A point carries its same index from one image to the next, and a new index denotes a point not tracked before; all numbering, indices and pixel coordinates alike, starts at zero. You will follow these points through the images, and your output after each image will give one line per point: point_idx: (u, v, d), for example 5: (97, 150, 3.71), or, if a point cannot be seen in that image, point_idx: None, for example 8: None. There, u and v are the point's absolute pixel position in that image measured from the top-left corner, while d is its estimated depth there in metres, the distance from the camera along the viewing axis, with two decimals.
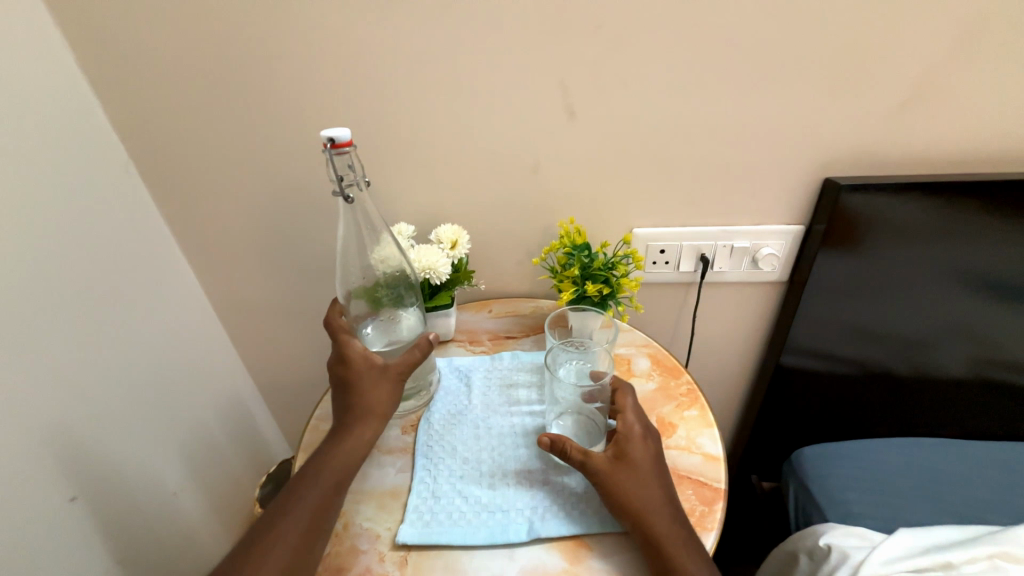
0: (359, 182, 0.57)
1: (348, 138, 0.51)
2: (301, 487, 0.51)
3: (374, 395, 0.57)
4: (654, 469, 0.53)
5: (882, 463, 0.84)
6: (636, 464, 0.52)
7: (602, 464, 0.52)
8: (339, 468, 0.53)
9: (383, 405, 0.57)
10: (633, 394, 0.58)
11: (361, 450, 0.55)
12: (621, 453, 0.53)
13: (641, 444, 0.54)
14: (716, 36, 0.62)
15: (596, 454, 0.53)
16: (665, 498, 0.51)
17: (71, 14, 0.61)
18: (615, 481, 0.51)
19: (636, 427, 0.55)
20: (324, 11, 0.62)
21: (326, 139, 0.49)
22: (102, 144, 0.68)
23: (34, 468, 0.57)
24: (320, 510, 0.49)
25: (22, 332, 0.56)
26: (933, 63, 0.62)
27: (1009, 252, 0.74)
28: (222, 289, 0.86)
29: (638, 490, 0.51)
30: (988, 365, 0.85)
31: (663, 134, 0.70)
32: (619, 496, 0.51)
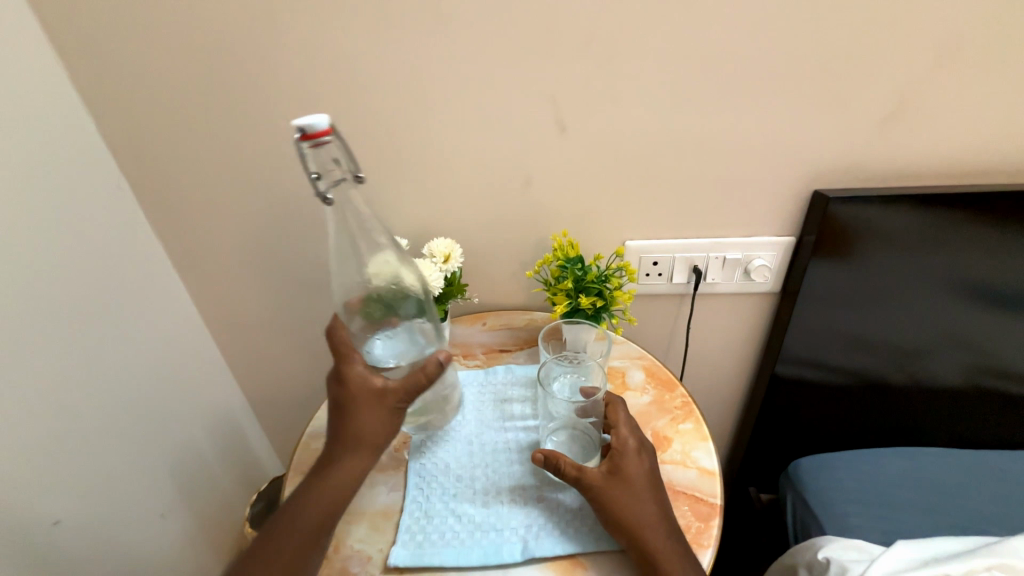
0: (342, 176, 0.56)
1: (324, 128, 0.48)
2: (289, 514, 0.52)
3: (370, 424, 0.54)
4: (649, 483, 0.53)
5: (879, 474, 0.85)
6: (631, 480, 0.52)
7: (596, 480, 0.52)
8: (327, 502, 0.52)
9: (378, 436, 0.55)
10: (625, 406, 0.58)
11: (352, 482, 0.54)
12: (617, 467, 0.52)
13: (636, 458, 0.53)
14: (705, 50, 0.63)
15: (591, 470, 0.52)
16: (661, 513, 0.51)
17: (76, 43, 0.64)
18: (611, 497, 0.51)
19: (631, 441, 0.54)
20: (319, 39, 0.64)
21: (298, 129, 0.47)
22: (96, 163, 0.70)
23: (20, 493, 0.59)
24: (305, 545, 0.50)
25: (14, 360, 0.59)
26: (915, 77, 0.64)
27: (998, 263, 0.75)
28: (222, 307, 0.89)
29: (634, 506, 0.50)
30: (981, 373, 0.87)
31: (652, 148, 0.70)
32: (615, 512, 0.50)
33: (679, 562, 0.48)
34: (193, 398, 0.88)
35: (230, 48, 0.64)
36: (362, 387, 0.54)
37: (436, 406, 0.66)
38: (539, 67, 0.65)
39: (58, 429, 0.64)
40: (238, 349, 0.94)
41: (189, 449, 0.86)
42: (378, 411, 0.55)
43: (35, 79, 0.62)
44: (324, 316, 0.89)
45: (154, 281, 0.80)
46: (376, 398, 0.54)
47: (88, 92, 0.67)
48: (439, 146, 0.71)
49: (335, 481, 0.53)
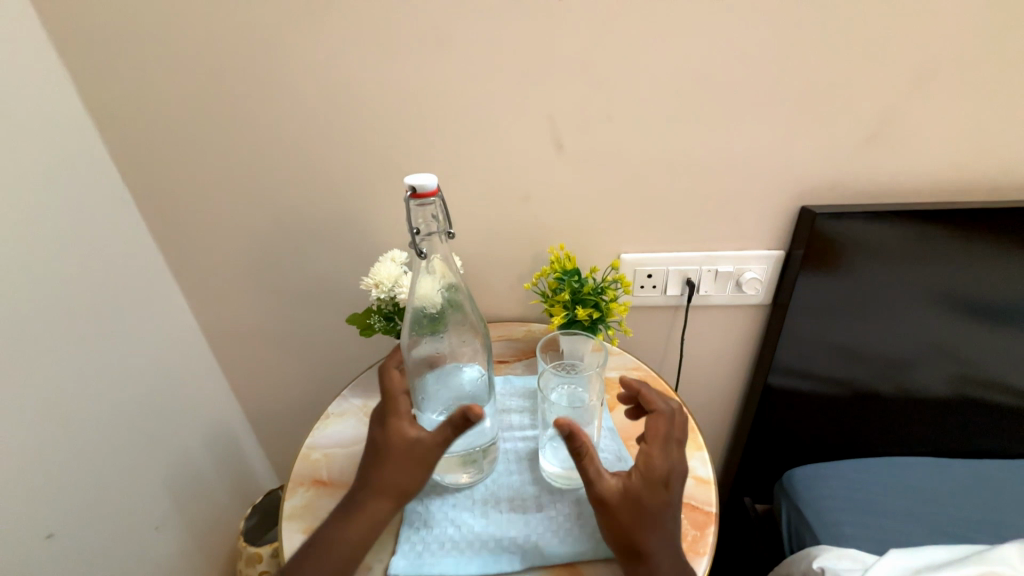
0: (441, 234, 0.54)
1: (433, 188, 0.48)
2: (304, 557, 0.50)
3: (401, 475, 0.52)
4: (668, 514, 0.49)
5: (871, 485, 0.86)
6: (644, 507, 0.48)
7: (612, 493, 0.48)
8: (342, 552, 0.50)
9: (407, 488, 0.52)
10: (668, 423, 0.53)
11: (371, 532, 0.51)
12: (639, 490, 0.48)
13: (662, 485, 0.49)
14: (694, 72, 0.66)
15: (611, 482, 0.49)
16: (670, 544, 0.48)
17: (84, 62, 0.66)
18: (624, 516, 0.48)
19: (663, 466, 0.50)
20: (322, 60, 0.66)
21: (409, 187, 0.48)
22: (101, 177, 0.72)
23: (14, 507, 0.58)
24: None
25: (15, 370, 0.59)
26: (894, 100, 0.67)
27: (982, 276, 0.77)
28: (220, 319, 0.89)
29: (646, 534, 0.47)
30: (969, 384, 0.89)
31: (643, 165, 0.73)
32: (621, 530, 0.48)
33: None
34: (191, 409, 0.88)
35: (236, 65, 0.66)
36: (397, 436, 0.53)
37: (474, 461, 0.60)
38: (535, 84, 0.67)
39: (54, 439, 0.64)
40: (236, 360, 0.94)
41: (184, 461, 0.86)
42: (409, 462, 0.52)
43: (41, 91, 0.64)
44: (323, 328, 0.90)
45: (154, 292, 0.80)
46: (411, 450, 0.53)
47: (96, 105, 0.69)
48: (439, 161, 0.73)
49: (354, 529, 0.51)
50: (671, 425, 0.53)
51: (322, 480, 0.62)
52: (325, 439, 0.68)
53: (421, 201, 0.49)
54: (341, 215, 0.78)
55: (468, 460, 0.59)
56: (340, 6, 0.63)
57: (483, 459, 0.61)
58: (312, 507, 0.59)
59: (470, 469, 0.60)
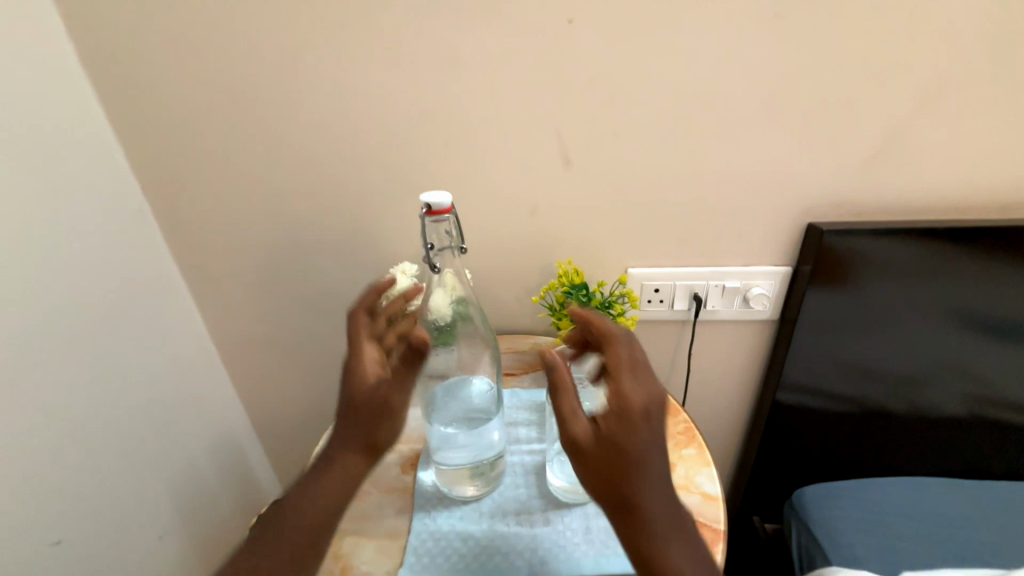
0: (453, 249, 0.56)
1: (447, 206, 0.50)
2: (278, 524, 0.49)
3: (370, 426, 0.52)
4: (656, 454, 0.43)
5: (883, 505, 0.85)
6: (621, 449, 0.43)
7: (585, 437, 0.45)
8: (321, 508, 0.50)
9: (380, 440, 0.52)
10: (632, 350, 0.48)
11: (348, 488, 0.51)
12: (613, 433, 0.43)
13: (642, 419, 0.43)
14: (700, 91, 0.67)
15: (583, 426, 0.45)
16: (665, 490, 0.43)
17: (110, 80, 0.69)
18: (603, 465, 0.43)
19: (638, 397, 0.44)
20: (338, 78, 0.68)
21: (424, 204, 0.50)
22: (122, 190, 0.74)
23: (22, 513, 0.59)
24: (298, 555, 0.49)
25: (30, 376, 0.61)
26: (898, 120, 0.68)
27: (993, 294, 0.77)
28: (232, 329, 0.90)
29: (633, 485, 0.42)
30: (982, 403, 0.88)
31: (651, 181, 0.74)
32: (602, 479, 0.43)
33: (672, 542, 0.43)
34: (199, 417, 0.89)
35: (256, 82, 0.68)
36: (360, 390, 0.51)
37: (482, 473, 0.60)
38: (546, 103, 0.69)
39: (64, 446, 0.64)
40: (245, 369, 0.95)
41: (190, 470, 0.86)
42: (376, 415, 0.52)
43: (67, 106, 0.66)
44: (332, 339, 0.91)
45: (166, 301, 0.82)
46: (376, 402, 0.52)
47: (119, 119, 0.72)
48: (450, 176, 0.75)
49: (329, 486, 0.50)
50: (638, 351, 0.48)
51: None
52: None
53: (435, 218, 0.51)
54: (353, 227, 0.79)
55: (476, 472, 0.59)
56: (358, 28, 0.65)
57: (490, 472, 0.61)
58: None
59: (477, 481, 0.60)
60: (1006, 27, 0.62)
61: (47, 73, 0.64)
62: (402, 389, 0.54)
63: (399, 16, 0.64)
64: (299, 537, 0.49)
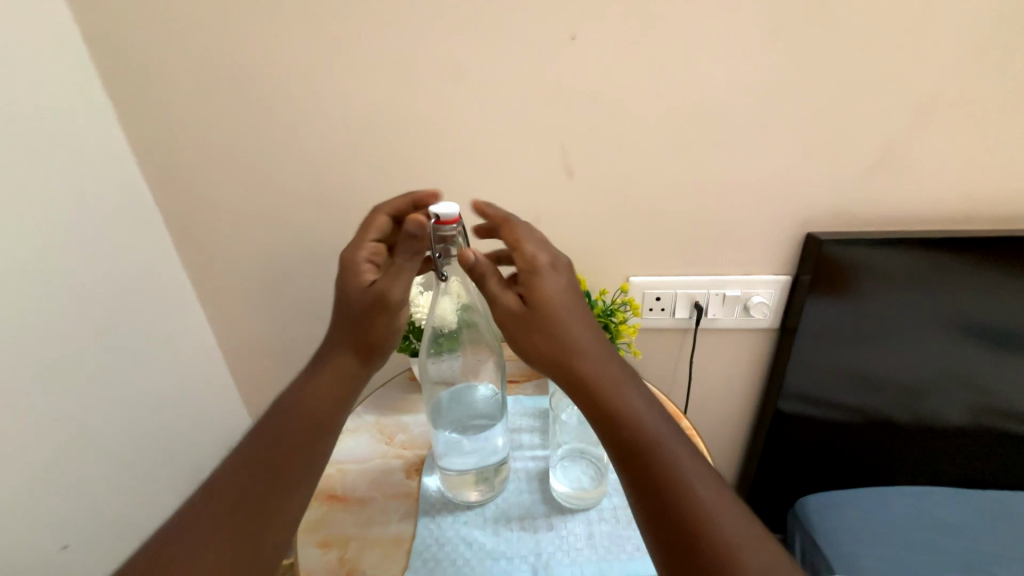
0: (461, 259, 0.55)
1: (456, 216, 0.49)
2: (273, 422, 0.52)
3: (361, 324, 0.55)
4: (569, 302, 0.49)
5: (886, 513, 0.85)
6: (546, 304, 0.48)
7: (513, 307, 0.48)
8: (314, 408, 0.53)
9: (373, 338, 0.56)
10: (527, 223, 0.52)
11: (341, 388, 0.55)
12: (532, 293, 0.48)
13: (552, 274, 0.49)
14: (701, 105, 0.69)
15: (509, 298, 0.49)
16: (592, 338, 0.48)
17: (124, 92, 0.70)
18: (530, 326, 0.48)
19: (544, 256, 0.49)
20: (347, 91, 0.70)
21: (432, 216, 0.48)
22: (133, 200, 0.75)
23: (32, 517, 0.60)
24: (290, 454, 0.50)
25: (42, 383, 0.61)
26: (895, 132, 0.70)
27: (995, 303, 0.77)
28: (238, 335, 0.91)
29: (559, 335, 0.47)
30: (985, 413, 0.88)
31: (652, 192, 0.75)
32: (535, 341, 0.48)
33: (615, 388, 0.46)
34: (204, 424, 0.89)
35: (268, 95, 0.70)
36: (354, 286, 0.54)
37: (486, 479, 0.60)
38: (549, 116, 0.71)
39: (73, 450, 0.65)
40: (250, 375, 0.96)
41: (195, 476, 0.87)
42: (367, 310, 0.55)
43: (82, 117, 0.67)
44: None
45: (174, 310, 0.82)
46: (367, 299, 0.54)
47: (132, 130, 0.72)
48: (455, 187, 0.76)
49: (323, 387, 0.54)
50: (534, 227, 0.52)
51: (336, 495, 0.63)
52: (338, 456, 0.69)
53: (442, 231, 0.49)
54: None
55: (480, 478, 0.60)
56: (367, 43, 0.67)
57: (494, 478, 0.61)
58: (326, 522, 0.60)
59: (480, 487, 0.61)
60: (997, 44, 0.64)
61: (63, 84, 0.64)
62: (392, 285, 0.54)
63: (408, 33, 0.66)
64: (290, 439, 0.51)
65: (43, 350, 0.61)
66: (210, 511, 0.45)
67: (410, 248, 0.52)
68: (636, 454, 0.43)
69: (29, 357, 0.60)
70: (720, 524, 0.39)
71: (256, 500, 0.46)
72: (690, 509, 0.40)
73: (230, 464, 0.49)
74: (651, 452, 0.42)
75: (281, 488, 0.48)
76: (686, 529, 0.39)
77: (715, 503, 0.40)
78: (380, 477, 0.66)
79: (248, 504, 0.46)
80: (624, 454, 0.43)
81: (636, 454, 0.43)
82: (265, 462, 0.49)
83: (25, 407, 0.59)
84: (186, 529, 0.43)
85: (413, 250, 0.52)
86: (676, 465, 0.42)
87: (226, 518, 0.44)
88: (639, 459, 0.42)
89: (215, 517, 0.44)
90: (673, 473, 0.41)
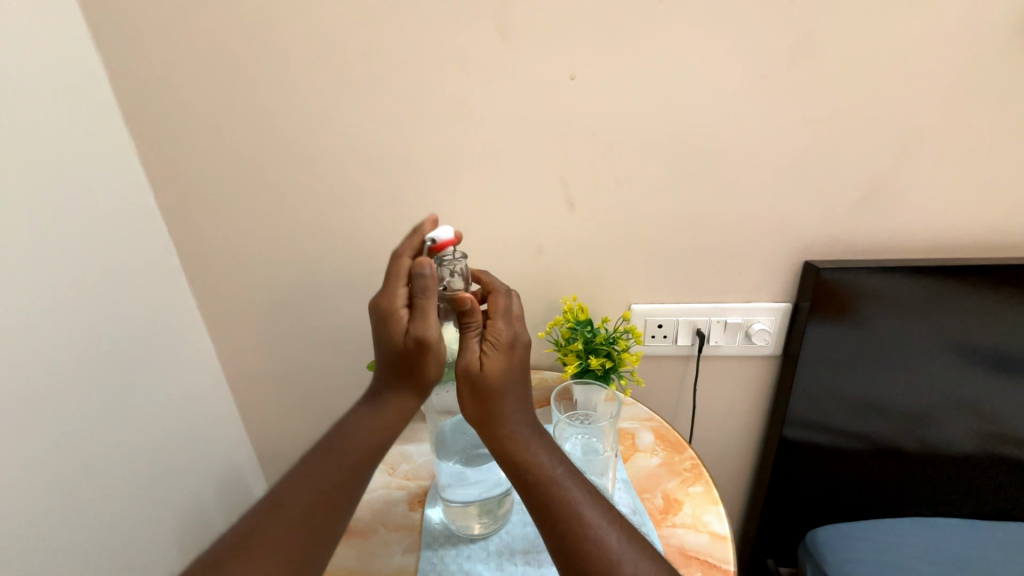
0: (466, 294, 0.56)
1: (450, 240, 0.54)
2: (336, 445, 0.54)
3: (412, 365, 0.54)
4: (514, 377, 0.53)
5: (899, 547, 0.84)
6: (489, 371, 0.51)
7: (473, 368, 0.51)
8: (365, 438, 0.54)
9: (424, 376, 0.54)
10: (509, 298, 0.57)
11: (392, 423, 0.55)
12: (481, 361, 0.52)
13: (507, 351, 0.52)
14: (697, 138, 0.72)
15: (471, 357, 0.52)
16: (522, 404, 0.53)
17: (145, 127, 0.73)
18: (469, 391, 0.52)
19: (505, 333, 0.53)
20: (357, 128, 0.73)
21: (430, 239, 0.54)
22: (149, 228, 0.77)
23: (33, 544, 0.58)
24: (347, 482, 0.53)
25: (54, 407, 0.61)
26: (884, 166, 0.72)
27: (996, 329, 0.78)
28: (241, 361, 0.92)
29: (492, 399, 0.51)
30: (995, 441, 0.87)
31: (651, 222, 0.77)
32: (472, 404, 0.52)
33: (530, 443, 0.52)
34: (210, 451, 0.89)
35: (282, 133, 0.73)
36: (394, 334, 0.53)
37: (489, 510, 0.60)
38: (551, 152, 0.74)
39: (79, 473, 0.63)
40: (254, 403, 0.96)
41: (199, 506, 0.85)
42: (413, 355, 0.53)
43: (107, 149, 0.70)
44: (340, 373, 0.92)
45: (184, 337, 0.83)
46: (409, 345, 0.52)
47: (152, 163, 0.75)
48: (460, 218, 0.79)
49: (375, 419, 0.55)
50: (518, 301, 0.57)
51: None
52: None
53: (441, 251, 0.54)
54: (364, 266, 0.83)
55: (482, 509, 0.59)
56: (377, 84, 0.71)
57: (498, 510, 0.61)
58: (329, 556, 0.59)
59: (482, 519, 0.60)
60: (979, 83, 0.67)
61: (91, 119, 0.67)
62: (427, 327, 0.52)
63: (416, 74, 0.70)
64: (347, 467, 0.53)
65: (57, 372, 0.61)
66: (271, 528, 0.48)
67: (425, 283, 0.51)
68: (543, 500, 0.49)
69: (46, 380, 0.60)
70: (608, 556, 0.45)
71: (317, 519, 0.50)
72: (584, 543, 0.46)
73: (294, 479, 0.52)
74: (554, 497, 0.48)
75: (337, 510, 0.52)
76: (575, 562, 0.46)
77: (604, 537, 0.46)
78: (384, 508, 0.65)
79: (306, 521, 0.50)
80: (531, 499, 0.49)
81: (541, 501, 0.49)
82: (321, 488, 0.52)
83: (47, 437, 0.60)
84: (250, 542, 0.47)
85: (428, 283, 0.51)
86: (572, 506, 0.48)
87: (286, 529, 0.49)
88: (542, 503, 0.49)
89: (281, 529, 0.49)
90: (571, 513, 0.48)
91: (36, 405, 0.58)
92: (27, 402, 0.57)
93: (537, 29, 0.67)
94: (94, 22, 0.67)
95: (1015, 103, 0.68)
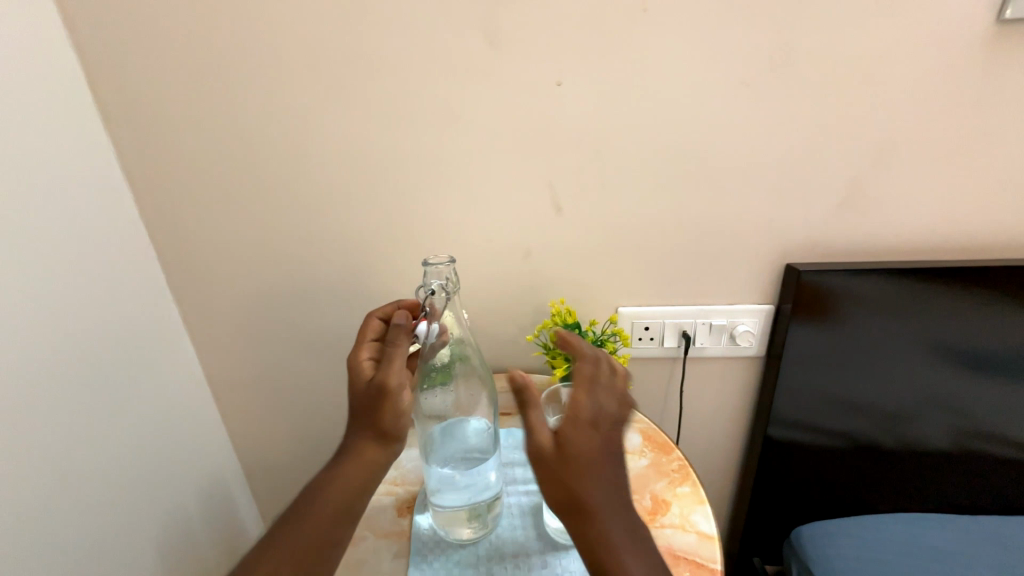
0: (451, 295, 0.58)
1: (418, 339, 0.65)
2: (304, 505, 0.53)
3: (374, 414, 0.54)
4: (601, 461, 0.46)
5: (879, 542, 0.86)
6: (572, 455, 0.46)
7: (545, 449, 0.46)
8: (340, 495, 0.52)
9: (384, 426, 0.54)
10: (595, 365, 0.51)
11: (359, 480, 0.53)
12: (559, 443, 0.46)
13: (592, 432, 0.47)
14: (681, 142, 0.73)
15: (545, 437, 0.47)
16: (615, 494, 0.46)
17: (125, 128, 0.71)
18: (548, 476, 0.46)
19: (587, 409, 0.48)
20: (344, 130, 0.72)
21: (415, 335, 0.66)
22: (130, 232, 0.75)
23: (17, 545, 0.56)
24: (314, 544, 0.51)
25: (40, 403, 0.59)
26: (861, 171, 0.74)
27: (971, 327, 0.80)
28: (224, 368, 0.90)
29: (574, 487, 0.45)
30: (970, 438, 0.89)
31: (636, 226, 0.78)
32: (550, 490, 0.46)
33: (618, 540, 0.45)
34: (194, 458, 0.87)
35: (266, 135, 0.72)
36: (357, 384, 0.56)
37: (478, 515, 0.60)
38: (538, 155, 0.74)
39: (63, 472, 0.62)
40: (237, 411, 0.95)
41: (184, 514, 0.83)
42: (372, 401, 0.54)
43: (87, 151, 0.68)
44: (326, 378, 0.91)
45: (165, 343, 0.81)
46: (370, 391, 0.54)
47: (131, 166, 0.74)
48: (446, 221, 0.78)
49: (341, 475, 0.53)
50: (608, 368, 0.51)
51: None
52: None
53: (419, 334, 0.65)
54: (351, 270, 0.82)
55: (471, 514, 0.59)
56: (364, 86, 0.70)
57: (486, 515, 0.61)
58: None
59: (471, 524, 0.60)
60: (949, 91, 0.70)
61: (70, 119, 0.66)
62: (387, 374, 0.53)
63: (404, 77, 0.70)
64: (312, 527, 0.51)
65: (41, 367, 0.60)
66: None
67: (398, 332, 0.54)
68: None
69: (33, 376, 0.58)
70: None
71: None
72: None
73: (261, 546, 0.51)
74: None
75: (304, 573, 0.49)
76: None
77: None
78: (372, 516, 0.65)
79: None
80: None
81: None
82: (289, 552, 0.50)
83: (35, 437, 0.58)
84: None
85: (399, 333, 0.54)
86: None
87: None
88: None
89: None
90: None
91: (23, 403, 0.57)
92: (15, 395, 0.56)
93: (527, 32, 0.67)
94: (71, 19, 0.65)
95: (983, 110, 0.71)
